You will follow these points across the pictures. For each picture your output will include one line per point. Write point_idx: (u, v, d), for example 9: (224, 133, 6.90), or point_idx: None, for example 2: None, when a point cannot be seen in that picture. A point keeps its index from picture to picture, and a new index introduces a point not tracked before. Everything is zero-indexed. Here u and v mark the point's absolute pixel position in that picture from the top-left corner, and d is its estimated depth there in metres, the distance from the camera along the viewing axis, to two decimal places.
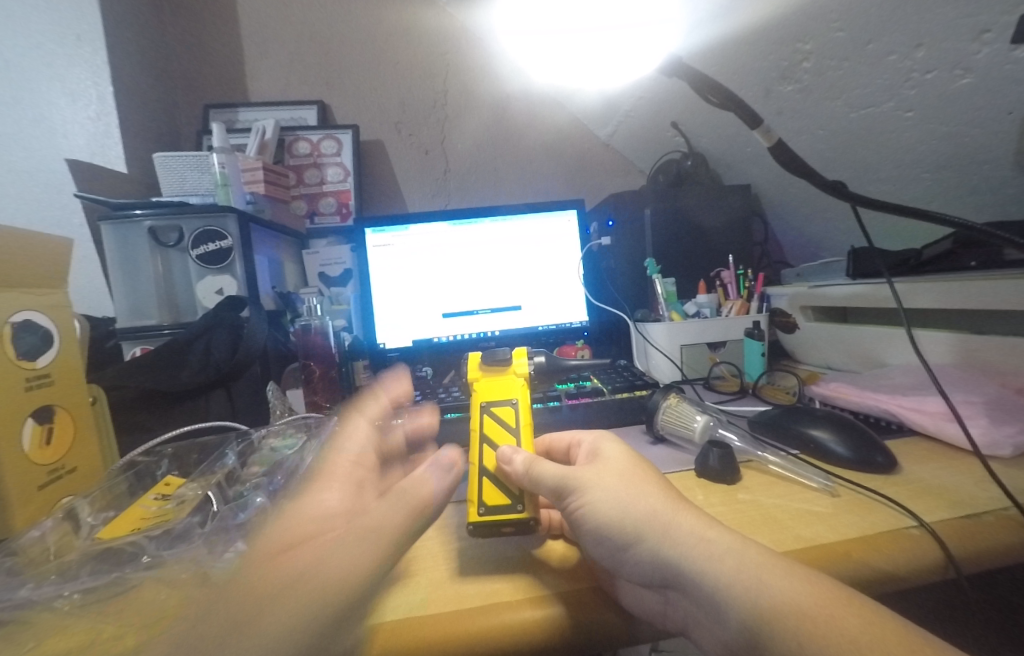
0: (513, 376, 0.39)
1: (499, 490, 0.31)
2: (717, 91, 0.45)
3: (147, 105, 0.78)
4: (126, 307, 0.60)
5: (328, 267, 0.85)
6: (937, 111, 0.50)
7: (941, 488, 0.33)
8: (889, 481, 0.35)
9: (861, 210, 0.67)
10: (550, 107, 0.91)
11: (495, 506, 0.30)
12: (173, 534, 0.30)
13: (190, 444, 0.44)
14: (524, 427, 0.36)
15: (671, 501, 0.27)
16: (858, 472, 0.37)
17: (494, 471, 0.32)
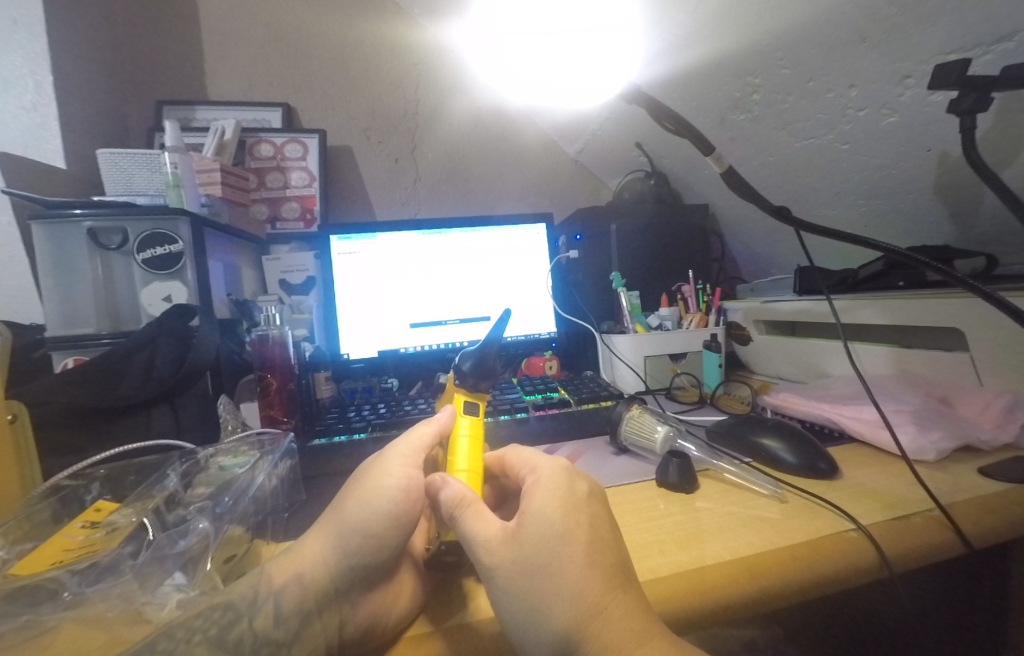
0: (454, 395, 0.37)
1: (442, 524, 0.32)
2: (672, 118, 0.46)
3: (91, 100, 0.73)
4: (58, 315, 0.55)
5: (289, 274, 0.80)
6: (868, 145, 0.54)
7: (877, 490, 0.35)
8: (831, 485, 0.37)
9: (809, 231, 0.71)
10: (521, 121, 0.92)
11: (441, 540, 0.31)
12: (100, 567, 0.27)
13: (126, 465, 0.40)
14: (466, 445, 0.33)
15: (595, 562, 0.25)
16: (804, 476, 0.38)
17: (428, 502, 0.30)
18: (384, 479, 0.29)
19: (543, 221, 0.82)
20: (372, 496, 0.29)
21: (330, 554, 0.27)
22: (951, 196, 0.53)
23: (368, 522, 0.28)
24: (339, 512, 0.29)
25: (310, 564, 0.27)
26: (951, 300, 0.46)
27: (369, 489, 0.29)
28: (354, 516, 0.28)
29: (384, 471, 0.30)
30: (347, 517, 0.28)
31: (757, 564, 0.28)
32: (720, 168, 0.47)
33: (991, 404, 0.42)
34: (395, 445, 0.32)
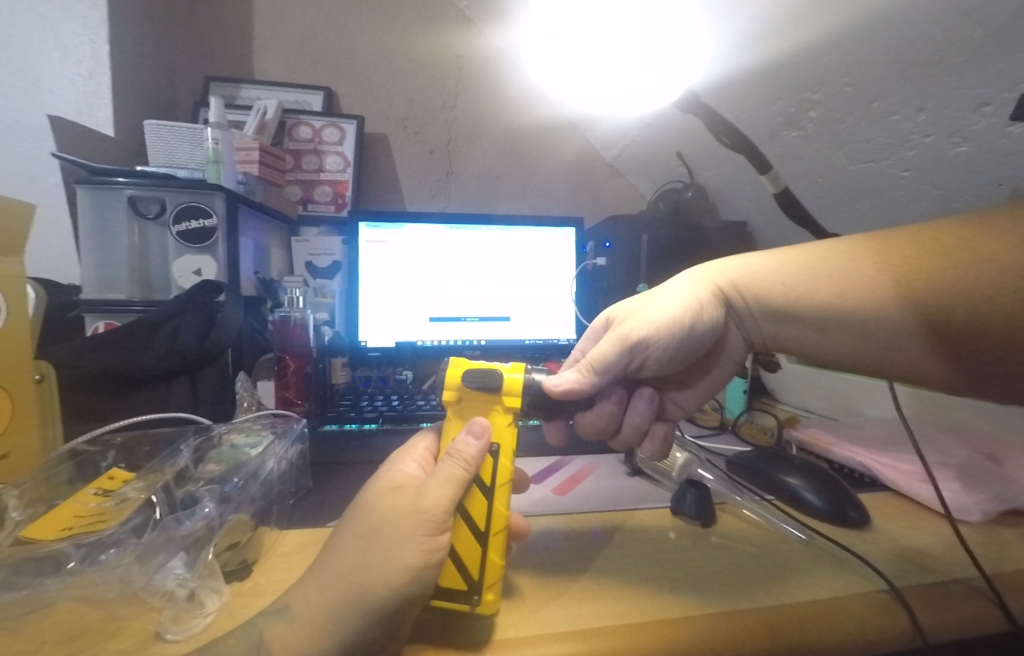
0: (501, 408, 0.31)
1: (455, 571, 0.27)
2: (726, 128, 0.44)
3: (143, 71, 0.75)
4: (93, 278, 0.56)
5: (316, 257, 0.82)
6: (930, 174, 0.51)
7: (938, 311, 0.31)
8: (885, 274, 0.33)
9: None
10: (560, 122, 0.91)
11: (447, 591, 0.26)
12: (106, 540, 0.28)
13: (142, 435, 0.41)
14: (500, 494, 0.29)
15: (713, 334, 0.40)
16: (853, 305, 0.34)
17: (456, 557, 0.27)
18: (405, 546, 0.24)
19: (573, 225, 0.81)
20: (388, 567, 0.23)
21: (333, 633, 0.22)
22: None
23: (385, 600, 0.23)
24: (351, 574, 0.23)
25: (313, 633, 0.22)
26: None
27: (387, 559, 0.23)
28: (377, 591, 0.23)
29: (405, 539, 0.24)
30: (359, 593, 0.23)
31: (784, 618, 0.26)
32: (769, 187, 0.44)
33: None
34: (422, 503, 0.25)
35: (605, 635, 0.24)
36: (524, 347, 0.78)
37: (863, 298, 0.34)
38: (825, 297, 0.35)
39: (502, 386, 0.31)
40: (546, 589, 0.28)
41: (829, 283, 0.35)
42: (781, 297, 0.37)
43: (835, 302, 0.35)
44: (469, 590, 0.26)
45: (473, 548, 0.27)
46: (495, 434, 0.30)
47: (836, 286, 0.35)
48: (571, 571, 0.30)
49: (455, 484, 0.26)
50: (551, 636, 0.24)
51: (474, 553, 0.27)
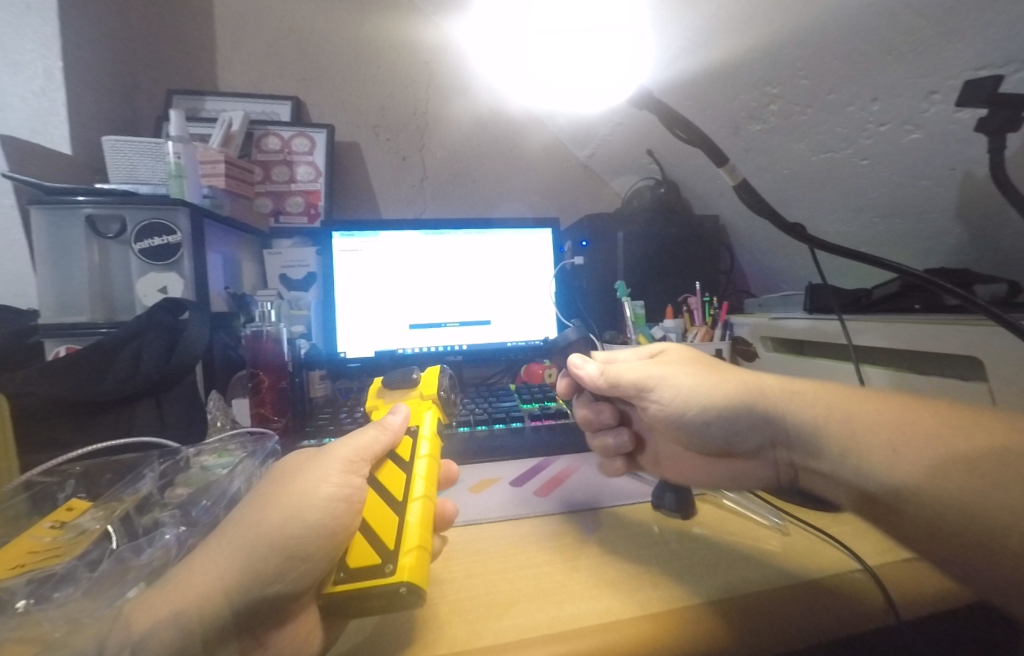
0: (420, 399, 0.38)
1: (368, 547, 0.26)
2: (684, 125, 0.44)
3: (101, 88, 0.73)
4: (52, 301, 0.54)
5: (290, 268, 0.80)
6: (887, 162, 0.52)
7: (942, 513, 0.25)
8: (947, 459, 0.26)
9: (818, 250, 0.69)
10: (533, 124, 0.91)
11: (359, 569, 0.25)
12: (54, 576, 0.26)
13: (104, 463, 0.40)
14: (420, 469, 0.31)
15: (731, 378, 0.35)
16: (892, 482, 0.27)
17: (371, 528, 0.27)
18: (319, 485, 0.26)
19: (549, 226, 0.81)
20: (303, 502, 0.25)
21: (235, 574, 0.22)
22: (973, 220, 0.50)
23: (291, 535, 0.24)
24: (261, 512, 0.25)
25: (208, 578, 0.22)
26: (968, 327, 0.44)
27: (300, 495, 0.25)
28: (283, 518, 0.24)
29: (318, 476, 0.27)
30: (271, 529, 0.24)
31: (758, 607, 0.26)
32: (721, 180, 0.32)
33: None
34: (338, 447, 0.29)
35: (584, 636, 0.24)
36: (505, 350, 0.78)
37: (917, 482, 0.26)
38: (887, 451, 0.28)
39: (420, 381, 0.40)
40: (525, 593, 0.28)
41: (886, 451, 0.28)
42: (841, 427, 0.30)
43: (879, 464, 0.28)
44: (383, 560, 0.25)
45: (390, 518, 0.27)
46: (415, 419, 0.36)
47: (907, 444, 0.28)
48: (549, 573, 0.30)
49: (376, 444, 0.31)
50: (528, 641, 0.24)
51: (390, 527, 0.27)
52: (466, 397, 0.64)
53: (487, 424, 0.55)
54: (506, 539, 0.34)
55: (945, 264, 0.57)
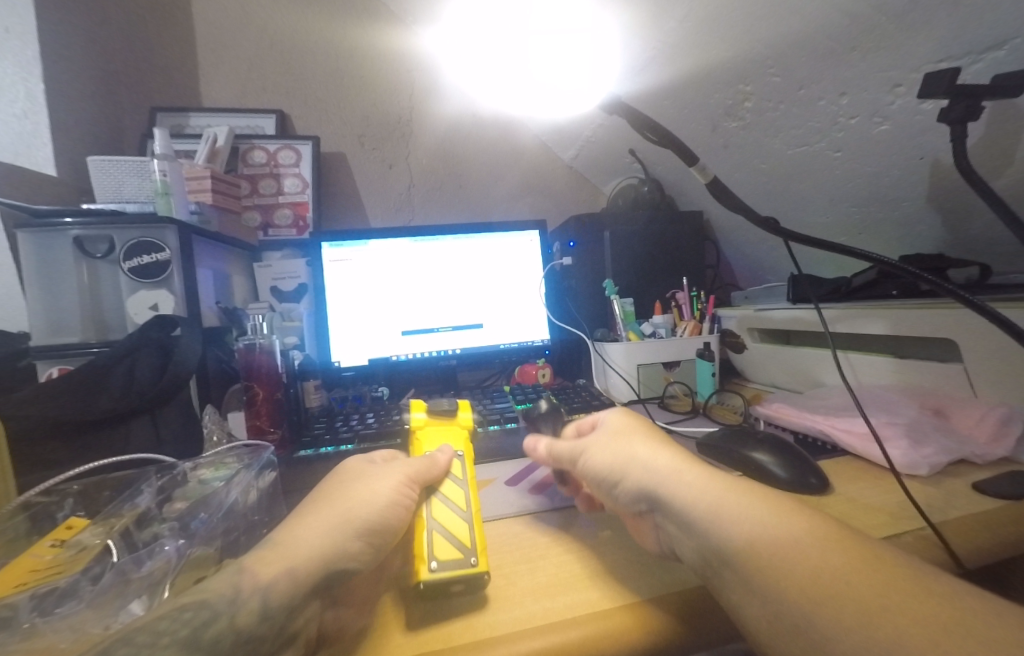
0: (455, 424, 0.43)
1: (450, 545, 0.29)
2: (654, 129, 0.45)
3: (83, 109, 0.73)
4: (42, 323, 0.55)
5: (281, 281, 0.81)
6: (860, 154, 0.53)
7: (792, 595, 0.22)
8: (853, 569, 0.22)
9: (790, 242, 0.72)
10: (516, 128, 0.92)
11: (448, 560, 0.28)
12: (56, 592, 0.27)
13: (101, 480, 0.40)
14: (471, 485, 0.36)
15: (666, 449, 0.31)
16: (759, 569, 0.23)
17: (444, 528, 0.31)
18: (383, 488, 0.31)
19: (536, 229, 0.82)
20: (374, 500, 0.30)
21: (331, 547, 0.27)
22: (945, 205, 0.52)
23: (369, 523, 0.29)
24: (344, 505, 0.29)
25: (306, 547, 0.26)
26: (943, 310, 0.45)
27: (372, 495, 0.31)
28: (363, 511, 0.29)
29: (385, 479, 0.32)
30: (355, 518, 0.29)
31: None
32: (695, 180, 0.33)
33: (986, 416, 0.41)
34: (403, 464, 0.34)
35: (576, 625, 0.25)
36: (498, 352, 0.78)
37: (838, 612, 0.21)
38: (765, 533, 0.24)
39: (456, 412, 0.44)
40: (521, 587, 0.29)
41: (773, 546, 0.24)
42: (726, 499, 0.26)
43: (796, 581, 0.22)
44: (466, 553, 0.29)
45: (462, 523, 0.32)
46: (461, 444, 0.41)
47: (785, 537, 0.24)
48: (544, 567, 0.31)
49: (424, 466, 0.35)
50: (524, 632, 0.25)
51: (462, 531, 0.31)
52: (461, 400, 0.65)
53: (483, 426, 0.56)
54: (502, 537, 0.35)
55: (921, 250, 0.59)
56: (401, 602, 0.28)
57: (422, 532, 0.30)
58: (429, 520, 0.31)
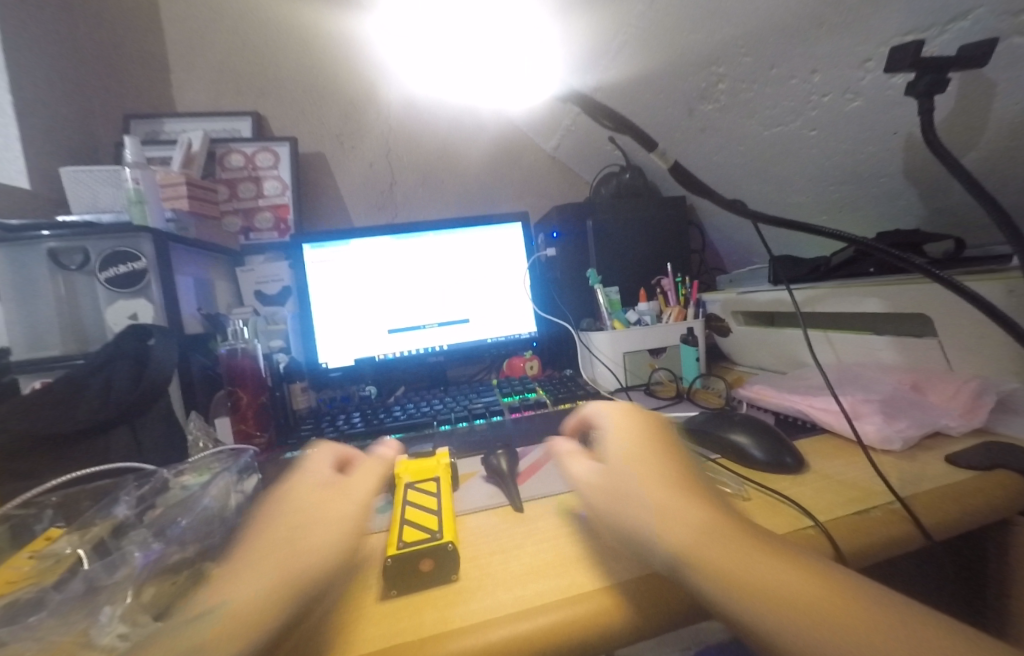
0: (438, 460, 0.42)
1: (417, 530, 0.31)
2: (611, 117, 0.45)
3: (55, 120, 0.73)
4: (22, 337, 0.55)
5: (264, 285, 0.81)
6: (834, 131, 0.53)
7: (714, 587, 0.22)
8: (792, 561, 0.23)
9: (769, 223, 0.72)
10: (497, 121, 0.91)
11: (414, 540, 0.30)
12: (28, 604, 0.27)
13: (80, 491, 0.41)
14: (445, 501, 0.36)
15: (629, 445, 0.32)
16: (685, 563, 0.24)
17: (413, 519, 0.33)
18: (321, 525, 0.29)
19: (519, 220, 0.81)
20: (316, 543, 0.28)
21: (275, 599, 0.24)
22: (921, 179, 0.52)
23: (310, 565, 0.26)
24: (280, 554, 0.26)
25: (250, 606, 0.24)
26: (919, 285, 0.45)
27: (310, 537, 0.28)
28: (309, 559, 0.27)
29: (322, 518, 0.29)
30: (292, 564, 0.26)
31: None
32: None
33: (961, 389, 0.41)
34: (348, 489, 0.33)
35: (546, 611, 0.25)
36: (485, 346, 0.78)
37: (756, 598, 0.21)
38: (699, 528, 0.24)
39: (435, 453, 0.43)
40: (495, 577, 0.29)
41: (699, 539, 0.24)
42: (670, 497, 0.26)
43: (724, 570, 0.23)
44: (431, 533, 0.31)
45: (432, 515, 0.33)
46: (437, 471, 0.40)
47: (722, 532, 0.24)
48: (520, 557, 0.31)
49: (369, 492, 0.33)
50: (493, 619, 0.25)
51: (433, 518, 0.33)
52: (448, 396, 0.65)
53: (469, 420, 0.56)
54: (480, 528, 0.35)
55: (901, 225, 0.58)
56: (376, 598, 0.28)
57: (395, 525, 0.32)
58: (399, 515, 0.33)
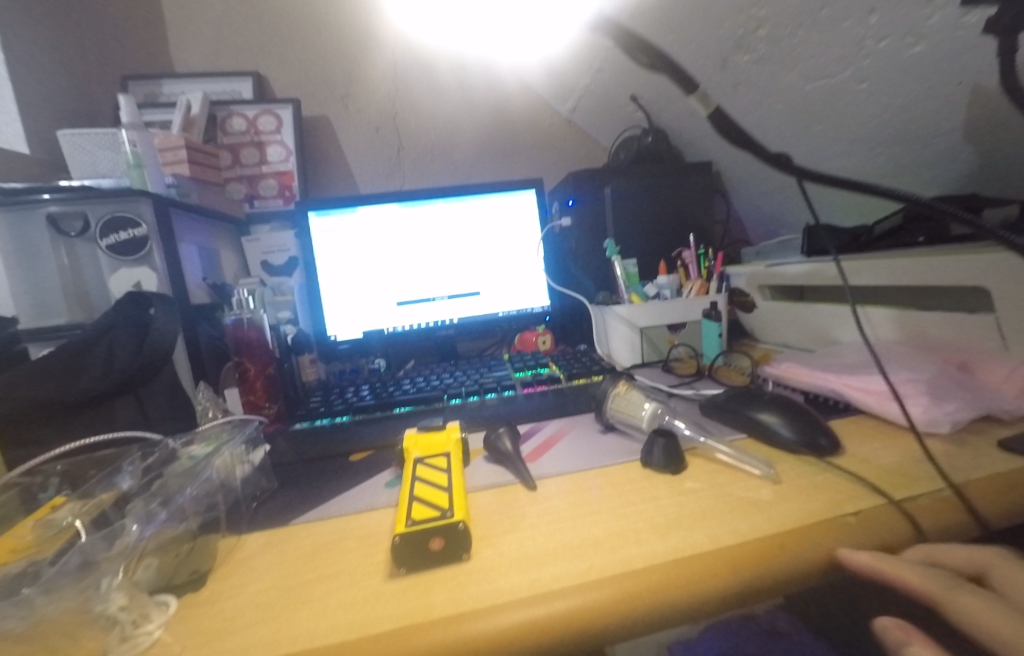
0: (449, 435, 0.40)
1: (427, 507, 0.30)
2: None
3: (50, 80, 0.70)
4: (27, 305, 0.53)
5: (270, 255, 0.80)
6: (888, 83, 0.48)
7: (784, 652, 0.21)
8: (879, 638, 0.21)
9: (809, 182, 0.66)
10: (509, 81, 0.86)
11: (423, 518, 0.28)
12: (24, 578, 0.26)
13: (85, 461, 0.41)
14: (456, 477, 0.34)
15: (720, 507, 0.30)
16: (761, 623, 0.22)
17: (423, 495, 0.31)
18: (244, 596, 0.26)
19: (533, 187, 0.77)
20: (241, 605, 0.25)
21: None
22: (984, 136, 0.46)
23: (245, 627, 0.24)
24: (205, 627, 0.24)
25: None
26: (977, 255, 0.41)
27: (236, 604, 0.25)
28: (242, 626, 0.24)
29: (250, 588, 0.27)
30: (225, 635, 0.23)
31: (740, 557, 0.26)
32: (703, 110, 0.29)
33: (1018, 370, 0.38)
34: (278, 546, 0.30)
35: (564, 596, 0.24)
36: (496, 319, 0.76)
37: None
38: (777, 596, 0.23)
39: (446, 427, 0.41)
40: (509, 558, 0.27)
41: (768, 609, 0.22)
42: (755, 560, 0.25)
43: None
44: (442, 510, 0.29)
45: (442, 491, 0.31)
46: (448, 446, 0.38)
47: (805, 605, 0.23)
48: (535, 537, 0.29)
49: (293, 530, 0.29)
50: (507, 602, 0.24)
51: (444, 496, 0.31)
52: (458, 370, 0.63)
53: (480, 395, 0.54)
54: (491, 507, 0.33)
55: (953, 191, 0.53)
56: (385, 576, 0.27)
57: (405, 501, 0.30)
58: (408, 491, 0.32)
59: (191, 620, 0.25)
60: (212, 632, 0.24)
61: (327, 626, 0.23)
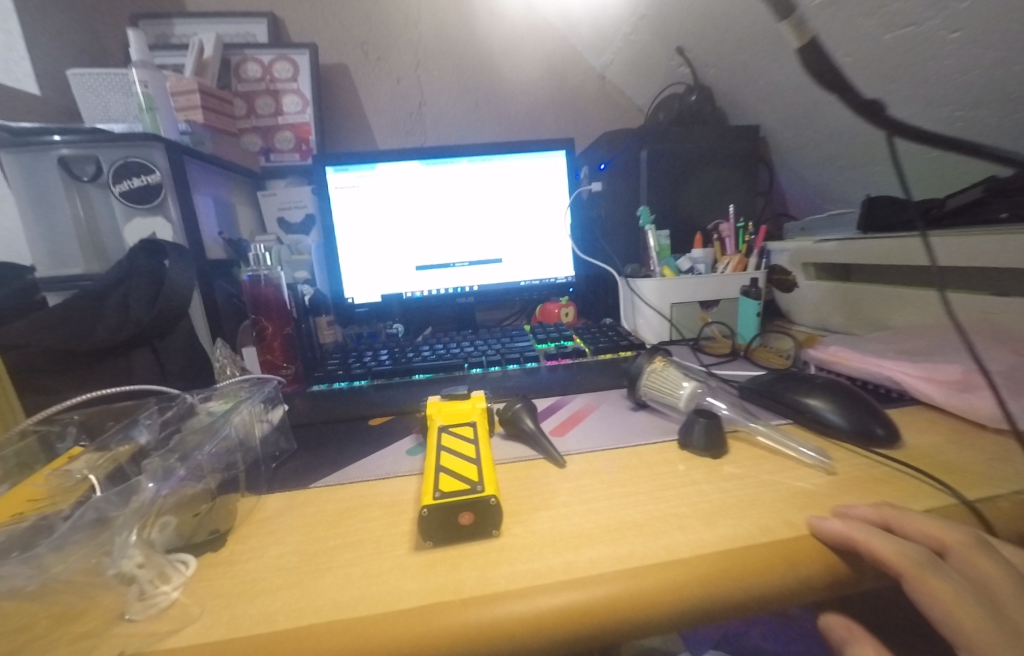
0: (474, 404, 0.38)
1: (455, 479, 0.28)
2: None
3: (57, 14, 0.66)
4: (41, 252, 0.52)
5: (287, 211, 0.77)
6: (987, 32, 0.42)
7: None
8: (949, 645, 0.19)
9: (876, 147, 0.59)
10: (541, 31, 0.80)
11: (451, 490, 0.27)
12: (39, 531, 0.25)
13: (103, 411, 0.39)
14: (482, 448, 0.32)
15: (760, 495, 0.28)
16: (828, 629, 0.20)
17: (450, 466, 0.29)
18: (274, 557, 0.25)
19: (563, 148, 0.72)
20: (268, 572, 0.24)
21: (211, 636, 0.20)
22: None
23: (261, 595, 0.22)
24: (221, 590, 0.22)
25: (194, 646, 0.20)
26: None
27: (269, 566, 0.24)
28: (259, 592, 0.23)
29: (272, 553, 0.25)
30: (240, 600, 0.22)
31: (796, 550, 0.23)
32: (794, 41, 0.25)
33: None
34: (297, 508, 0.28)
35: (603, 581, 0.22)
36: (518, 288, 0.73)
37: None
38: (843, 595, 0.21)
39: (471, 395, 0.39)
40: (543, 538, 0.26)
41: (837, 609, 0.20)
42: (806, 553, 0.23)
43: None
44: (472, 484, 0.27)
45: (470, 463, 0.29)
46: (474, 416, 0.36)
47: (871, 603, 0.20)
48: (569, 517, 0.27)
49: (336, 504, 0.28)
50: (543, 585, 0.22)
51: (472, 468, 0.29)
52: (478, 338, 0.61)
53: (502, 365, 0.52)
54: (520, 483, 0.32)
55: None
56: (410, 547, 0.26)
57: (430, 471, 0.29)
58: (433, 461, 0.30)
59: (210, 581, 0.24)
60: (233, 595, 0.23)
61: (351, 600, 0.22)
